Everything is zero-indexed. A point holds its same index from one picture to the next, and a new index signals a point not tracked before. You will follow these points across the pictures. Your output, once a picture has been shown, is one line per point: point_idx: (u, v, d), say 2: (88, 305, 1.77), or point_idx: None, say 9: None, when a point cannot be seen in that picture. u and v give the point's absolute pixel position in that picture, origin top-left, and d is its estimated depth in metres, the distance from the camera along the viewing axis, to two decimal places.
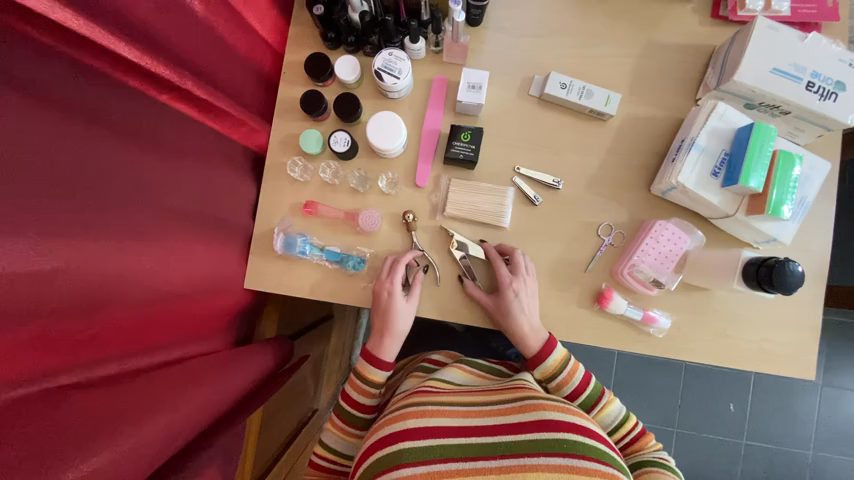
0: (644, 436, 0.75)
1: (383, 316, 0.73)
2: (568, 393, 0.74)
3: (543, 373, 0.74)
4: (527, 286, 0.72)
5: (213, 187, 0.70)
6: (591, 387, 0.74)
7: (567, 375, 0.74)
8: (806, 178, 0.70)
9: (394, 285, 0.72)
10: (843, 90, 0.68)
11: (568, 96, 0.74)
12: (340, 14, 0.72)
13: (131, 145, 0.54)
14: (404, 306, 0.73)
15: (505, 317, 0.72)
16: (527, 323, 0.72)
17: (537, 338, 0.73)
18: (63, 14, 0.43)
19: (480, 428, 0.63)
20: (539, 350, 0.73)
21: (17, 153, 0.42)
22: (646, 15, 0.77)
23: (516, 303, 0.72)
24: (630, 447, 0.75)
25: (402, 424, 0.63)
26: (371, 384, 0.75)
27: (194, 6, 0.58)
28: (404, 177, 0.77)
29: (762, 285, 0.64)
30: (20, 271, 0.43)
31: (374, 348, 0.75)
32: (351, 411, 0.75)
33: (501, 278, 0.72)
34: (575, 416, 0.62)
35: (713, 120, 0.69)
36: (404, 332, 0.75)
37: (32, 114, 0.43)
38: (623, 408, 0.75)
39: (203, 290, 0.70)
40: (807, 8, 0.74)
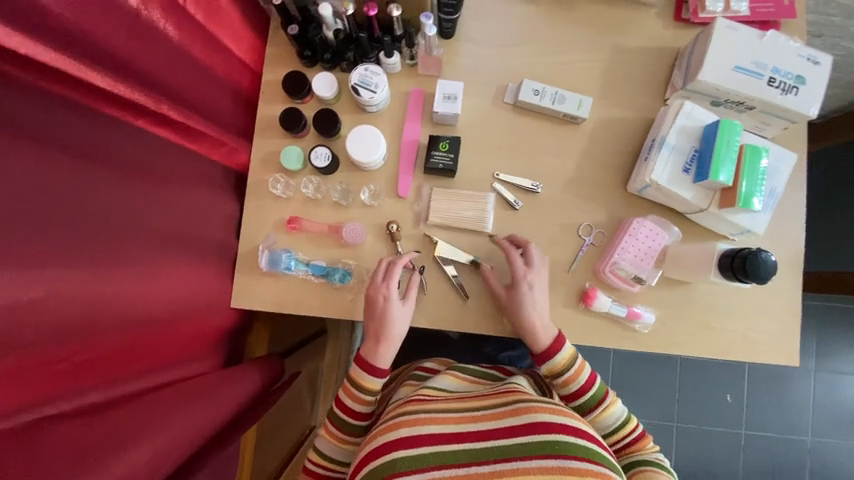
0: (643, 438, 0.75)
1: (379, 322, 0.73)
2: (573, 391, 0.74)
3: (551, 370, 0.74)
4: (541, 280, 0.73)
5: (194, 208, 0.70)
6: (595, 387, 0.74)
7: (574, 374, 0.73)
8: (774, 169, 0.72)
9: (390, 290, 0.72)
10: (803, 84, 0.71)
11: (541, 102, 0.76)
12: (315, 33, 0.73)
13: (108, 172, 0.55)
14: (400, 309, 0.73)
15: (517, 309, 0.72)
16: (538, 316, 0.72)
17: (547, 334, 0.73)
18: (32, 47, 0.44)
19: (473, 434, 0.63)
20: (550, 345, 0.73)
21: None
22: (612, 21, 0.79)
23: (530, 297, 0.72)
24: (631, 448, 0.74)
25: (395, 434, 0.63)
26: (367, 392, 0.74)
27: (168, 32, 0.59)
28: (386, 189, 0.78)
29: (736, 275, 0.66)
30: None
31: (369, 355, 0.74)
32: (345, 418, 0.74)
33: (516, 269, 0.72)
34: (568, 417, 0.62)
35: (680, 119, 0.71)
36: (401, 337, 0.74)
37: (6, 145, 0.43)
38: (625, 411, 0.75)
39: (188, 312, 0.70)
40: (764, 8, 0.77)
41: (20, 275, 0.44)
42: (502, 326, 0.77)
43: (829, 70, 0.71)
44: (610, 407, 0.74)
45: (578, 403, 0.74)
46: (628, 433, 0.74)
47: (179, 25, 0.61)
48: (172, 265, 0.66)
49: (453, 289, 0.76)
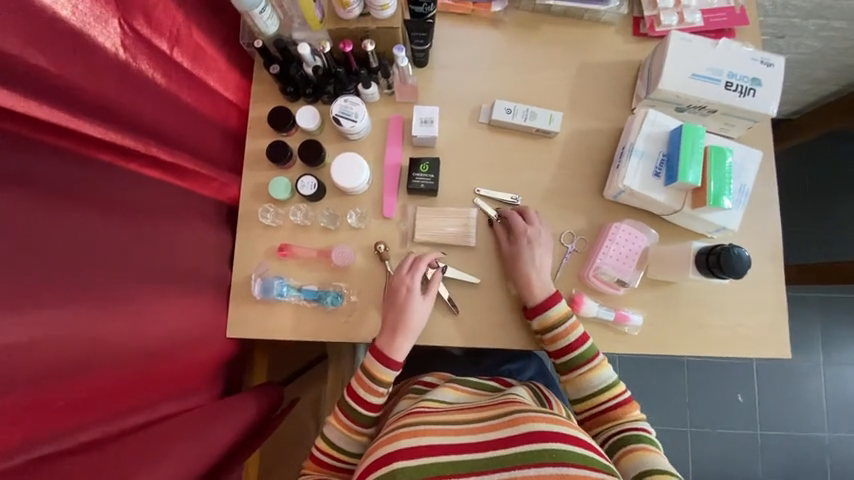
0: (628, 404, 0.74)
1: (399, 312, 0.73)
2: (561, 347, 0.74)
3: (543, 324, 0.74)
4: (542, 238, 0.76)
5: (187, 243, 0.72)
6: (585, 345, 0.74)
7: (565, 329, 0.74)
8: (741, 167, 0.75)
9: (413, 282, 0.74)
10: (759, 85, 0.74)
11: (514, 119, 0.80)
12: (296, 70, 0.77)
13: (103, 213, 0.57)
14: (421, 303, 0.74)
15: (518, 263, 0.75)
16: (536, 273, 0.75)
17: (545, 290, 0.74)
18: (29, 105, 0.47)
19: (472, 445, 0.63)
20: (545, 299, 0.74)
21: None
22: (576, 41, 0.85)
23: (529, 250, 0.75)
24: (616, 410, 0.74)
25: (395, 445, 0.63)
26: (381, 383, 0.74)
27: (157, 79, 0.63)
28: (372, 211, 0.81)
29: (713, 272, 0.69)
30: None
31: (385, 346, 0.73)
32: (358, 408, 0.74)
33: (516, 227, 0.76)
34: (565, 426, 0.62)
35: (646, 126, 0.75)
36: (419, 328, 0.74)
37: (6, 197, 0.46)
38: (612, 375, 0.75)
39: (184, 345, 0.71)
40: (717, 18, 0.82)
41: (14, 321, 0.46)
42: (495, 337, 0.78)
43: (783, 70, 0.75)
44: (597, 367, 0.74)
45: (566, 361, 0.75)
46: (613, 396, 0.74)
47: (168, 73, 0.65)
48: (165, 300, 0.67)
49: (443, 303, 0.78)
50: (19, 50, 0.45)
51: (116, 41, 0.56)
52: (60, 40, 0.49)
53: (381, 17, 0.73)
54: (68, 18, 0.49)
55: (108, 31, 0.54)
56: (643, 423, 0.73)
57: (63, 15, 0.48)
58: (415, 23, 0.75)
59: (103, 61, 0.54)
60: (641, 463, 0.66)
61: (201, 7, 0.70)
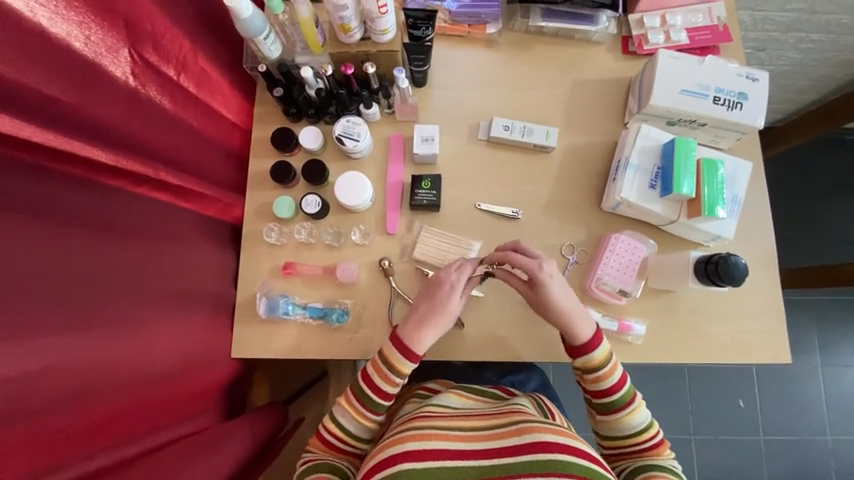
0: (662, 444, 0.74)
1: (433, 307, 0.72)
2: (603, 389, 0.73)
3: (587, 364, 0.73)
4: (554, 268, 0.72)
5: (192, 263, 0.73)
6: (625, 387, 0.74)
7: (607, 372, 0.73)
8: (733, 177, 0.77)
9: (458, 279, 0.72)
10: (746, 99, 0.77)
11: (511, 136, 0.82)
12: (299, 92, 0.79)
13: (112, 238, 0.58)
14: (455, 299, 0.72)
15: (545, 302, 0.72)
16: (570, 307, 0.72)
17: (588, 327, 0.73)
18: (45, 136, 0.48)
19: (478, 451, 0.63)
20: (588, 339, 0.72)
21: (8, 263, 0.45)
22: (568, 59, 0.88)
23: (552, 289, 0.71)
24: (651, 452, 0.74)
25: (400, 447, 0.63)
26: (398, 374, 0.72)
27: (165, 105, 0.65)
28: (376, 227, 0.82)
29: (713, 280, 0.71)
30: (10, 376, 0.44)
31: (410, 339, 0.71)
32: (371, 395, 0.73)
33: (529, 266, 0.71)
34: (569, 438, 0.62)
35: (640, 140, 0.77)
36: (447, 324, 0.72)
37: (22, 225, 0.46)
38: (649, 416, 0.75)
39: (189, 367, 0.71)
40: (701, 36, 0.86)
41: (21, 351, 0.45)
42: (501, 350, 0.79)
43: (768, 84, 0.78)
44: (635, 409, 0.74)
45: (607, 402, 0.74)
46: (648, 439, 0.74)
47: (174, 98, 0.67)
48: (169, 323, 0.67)
49: None
50: (36, 83, 0.46)
51: (126, 69, 0.57)
52: (73, 71, 0.50)
53: (381, 41, 0.76)
54: (81, 49, 0.50)
55: (119, 60, 0.56)
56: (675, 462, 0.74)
57: (76, 47, 0.49)
58: (414, 46, 0.78)
59: (114, 89, 0.56)
60: None
61: (207, 34, 0.72)
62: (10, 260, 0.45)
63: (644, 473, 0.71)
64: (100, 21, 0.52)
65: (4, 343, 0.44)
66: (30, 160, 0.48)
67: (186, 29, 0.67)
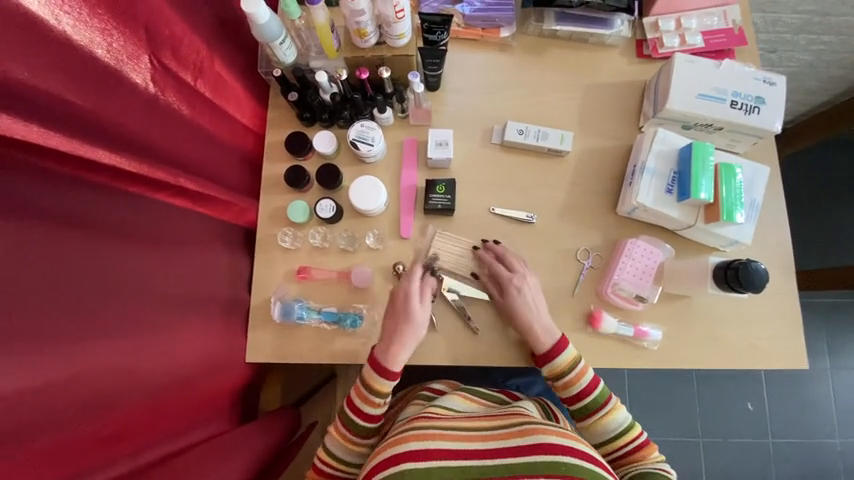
0: (647, 447, 0.74)
1: (397, 321, 0.73)
2: (573, 394, 0.74)
3: (553, 371, 0.74)
4: (527, 281, 0.76)
5: (208, 268, 0.73)
6: (598, 389, 0.74)
7: (576, 376, 0.74)
8: (751, 182, 0.77)
9: (412, 288, 0.74)
10: (763, 104, 0.77)
11: (526, 140, 0.82)
12: (313, 97, 0.79)
13: (133, 245, 0.58)
14: (421, 312, 0.73)
15: (513, 315, 0.75)
16: (536, 318, 0.74)
17: (549, 336, 0.74)
18: (71, 144, 0.49)
19: (481, 452, 0.62)
20: (551, 347, 0.74)
21: (38, 273, 0.45)
22: (582, 63, 0.87)
23: (519, 301, 0.75)
24: (636, 452, 0.74)
25: (404, 446, 0.63)
26: (377, 394, 0.73)
27: (182, 111, 0.65)
28: (390, 231, 0.82)
29: (732, 286, 0.70)
30: (38, 384, 0.45)
31: (384, 358, 0.72)
32: (355, 418, 0.73)
33: (502, 275, 0.76)
34: (574, 440, 0.62)
35: (656, 144, 0.77)
36: (418, 337, 0.73)
37: (49, 234, 0.47)
38: (629, 415, 0.75)
39: (205, 372, 0.71)
40: (717, 39, 0.85)
41: (46, 359, 0.45)
42: (515, 354, 0.79)
43: (785, 88, 0.78)
44: (614, 409, 0.75)
45: (581, 406, 0.75)
46: (631, 438, 0.74)
47: (192, 104, 0.67)
48: (186, 328, 0.67)
49: (463, 324, 0.79)
50: (62, 90, 0.46)
51: (147, 76, 0.57)
52: (96, 78, 0.50)
53: (396, 45, 0.76)
54: (103, 56, 0.50)
55: (139, 67, 0.56)
56: (664, 464, 0.73)
57: (99, 54, 0.49)
58: (429, 51, 0.77)
59: (135, 96, 0.56)
60: None
61: (223, 40, 0.72)
62: (39, 270, 0.45)
63: None
64: (122, 27, 0.52)
65: (32, 352, 0.44)
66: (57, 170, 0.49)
67: (203, 34, 0.67)
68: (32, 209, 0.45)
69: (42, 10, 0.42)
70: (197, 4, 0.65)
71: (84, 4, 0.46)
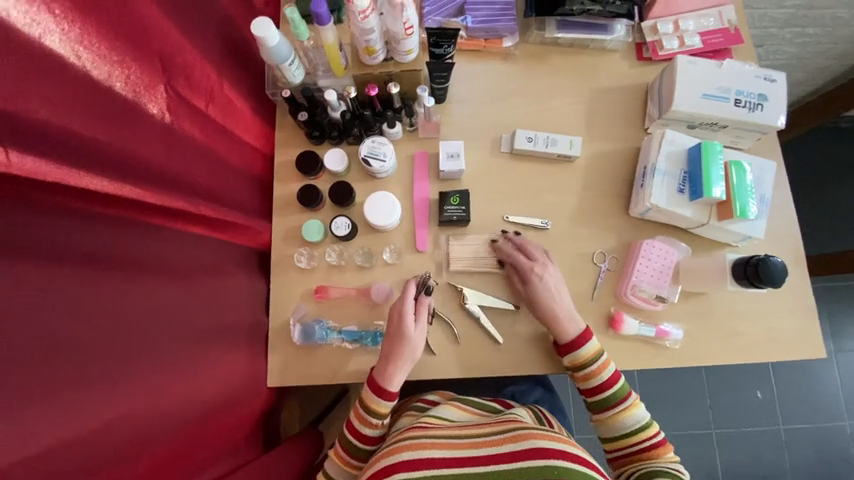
0: (662, 446, 0.73)
1: (392, 341, 0.72)
2: (593, 386, 0.74)
3: (575, 361, 0.74)
4: (549, 270, 0.76)
5: (227, 295, 0.72)
6: (619, 384, 0.74)
7: (598, 368, 0.74)
8: (760, 178, 0.78)
9: (404, 307, 0.73)
10: (766, 100, 0.79)
11: (535, 147, 0.83)
12: (323, 115, 0.79)
13: (159, 280, 0.57)
14: (414, 331, 0.72)
15: (537, 302, 0.75)
16: (561, 307, 0.75)
17: (574, 325, 0.74)
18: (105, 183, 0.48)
19: (473, 460, 0.61)
20: (576, 337, 0.74)
21: (70, 318, 0.44)
22: (585, 68, 0.88)
23: (544, 287, 0.75)
24: (650, 452, 0.73)
25: (396, 457, 0.62)
26: (375, 415, 0.72)
27: (197, 138, 0.64)
28: (405, 245, 0.81)
29: (751, 282, 0.70)
30: (75, 433, 0.44)
31: (381, 378, 0.72)
32: (354, 441, 0.72)
33: (522, 265, 0.76)
34: (566, 444, 0.61)
35: (665, 145, 0.78)
36: (414, 356, 0.72)
37: (83, 277, 0.46)
38: (646, 415, 0.75)
39: (228, 401, 0.70)
40: (714, 39, 0.87)
41: (81, 405, 0.45)
42: (536, 361, 0.79)
43: (786, 84, 0.79)
44: (631, 408, 0.74)
45: (599, 399, 0.75)
46: (646, 438, 0.74)
47: (206, 130, 0.66)
48: (210, 357, 0.66)
49: (485, 333, 0.79)
50: (85, 127, 0.45)
51: (163, 105, 0.57)
52: (116, 113, 0.49)
53: (404, 61, 0.76)
54: (122, 90, 0.50)
55: (156, 97, 0.55)
56: (678, 466, 0.72)
57: (117, 88, 0.49)
58: (437, 64, 0.77)
59: (153, 127, 0.55)
60: None
61: (231, 64, 0.72)
62: (71, 316, 0.44)
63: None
64: (137, 60, 0.52)
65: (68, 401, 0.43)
66: (94, 211, 0.48)
67: (212, 60, 0.67)
68: (69, 253, 0.44)
69: (62, 47, 0.42)
70: (207, 32, 0.65)
71: (103, 39, 0.46)
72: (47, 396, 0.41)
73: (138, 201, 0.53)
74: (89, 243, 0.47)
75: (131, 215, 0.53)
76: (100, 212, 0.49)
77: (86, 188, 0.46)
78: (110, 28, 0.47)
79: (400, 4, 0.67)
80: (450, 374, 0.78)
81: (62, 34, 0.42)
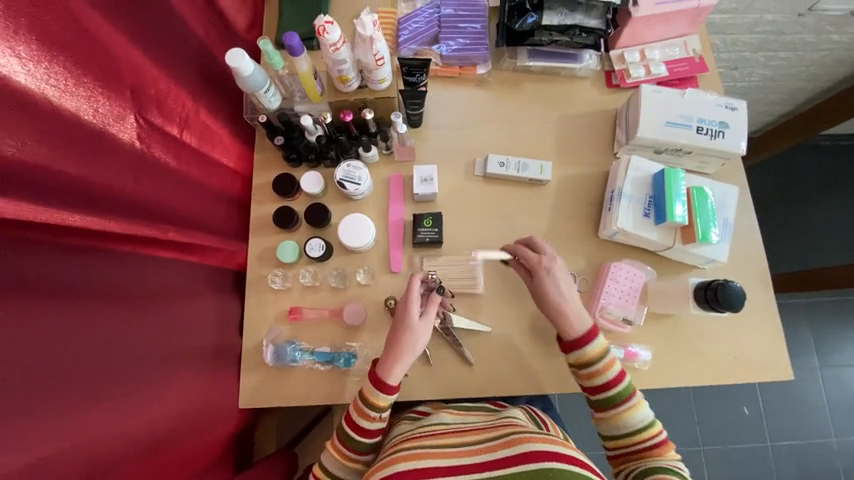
0: (665, 445, 0.70)
1: (398, 331, 0.70)
2: (599, 384, 0.72)
3: (580, 358, 0.72)
4: (556, 262, 0.75)
5: (198, 317, 0.73)
6: (624, 382, 0.71)
7: (603, 366, 0.71)
8: (723, 202, 0.81)
9: (412, 300, 0.70)
10: (727, 128, 0.82)
11: (507, 172, 0.85)
12: (299, 139, 0.80)
13: (127, 305, 0.58)
14: (421, 322, 0.70)
15: (546, 298, 0.74)
16: (569, 303, 0.73)
17: (580, 323, 0.73)
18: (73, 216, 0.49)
19: (468, 467, 0.59)
20: (582, 333, 0.72)
21: (32, 348, 0.45)
22: (556, 94, 0.91)
23: (551, 282, 0.74)
24: (653, 452, 0.70)
25: (390, 468, 0.61)
26: (373, 408, 0.69)
27: (169, 164, 0.66)
28: (379, 266, 0.83)
29: (712, 306, 0.73)
30: (33, 464, 0.44)
31: (381, 370, 0.69)
32: (352, 433, 0.70)
33: (529, 260, 0.75)
34: (562, 446, 0.59)
35: (631, 171, 0.80)
36: (417, 347, 0.70)
37: (44, 307, 0.46)
38: (651, 413, 0.71)
39: (199, 424, 0.70)
40: (679, 67, 0.91)
41: (39, 435, 0.45)
42: (509, 383, 0.80)
43: (747, 112, 0.82)
44: (635, 407, 0.71)
45: (603, 398, 0.72)
46: (650, 438, 0.70)
47: (178, 155, 0.68)
48: (179, 381, 0.67)
49: (457, 354, 0.80)
50: (52, 160, 0.47)
51: (133, 134, 0.58)
52: (83, 144, 0.51)
53: (377, 88, 0.79)
54: (90, 120, 0.51)
55: (125, 126, 0.57)
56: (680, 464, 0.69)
57: (85, 119, 0.51)
58: (409, 92, 0.79)
59: (123, 155, 0.57)
60: None
61: (207, 92, 0.74)
62: (33, 346, 0.45)
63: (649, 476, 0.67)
64: (106, 92, 0.53)
65: (25, 432, 0.43)
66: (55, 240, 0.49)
67: (187, 89, 0.69)
68: (30, 283, 0.45)
69: (29, 83, 0.44)
70: (181, 63, 0.67)
71: (69, 75, 0.48)
72: (5, 429, 0.42)
73: (103, 231, 0.54)
74: (55, 273, 0.48)
75: (96, 243, 0.54)
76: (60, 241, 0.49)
77: (51, 222, 0.47)
78: (77, 63, 0.49)
79: (370, 38, 0.71)
80: (422, 395, 0.79)
81: (28, 72, 0.43)
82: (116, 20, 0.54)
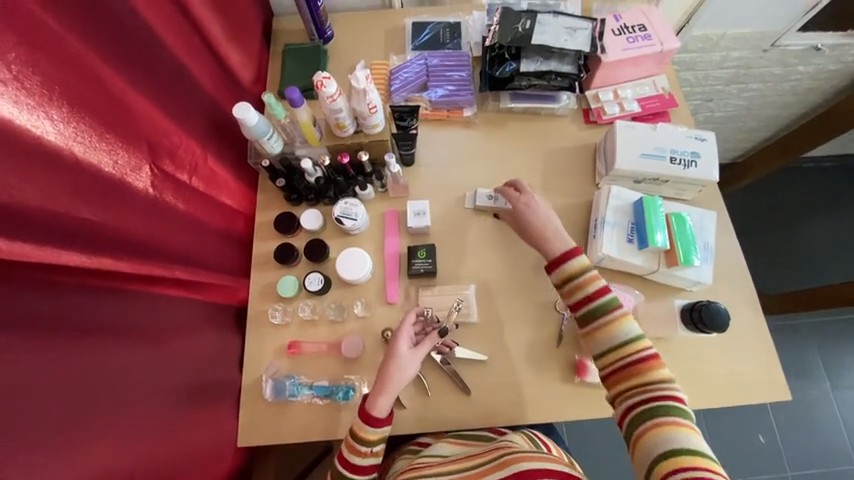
0: (656, 360, 0.67)
1: (385, 368, 0.71)
2: (580, 297, 0.73)
3: (563, 275, 0.75)
4: (537, 198, 0.82)
5: (199, 353, 0.74)
6: (607, 295, 0.72)
7: (585, 279, 0.73)
8: (702, 227, 0.85)
9: (402, 336, 0.73)
10: (699, 158, 0.87)
11: (495, 204, 0.90)
12: (300, 181, 0.86)
13: (132, 342, 0.60)
14: (408, 356, 0.72)
15: (527, 223, 0.80)
16: (553, 231, 0.79)
17: (563, 244, 0.77)
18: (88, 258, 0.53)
19: None
20: (565, 251, 0.76)
21: (43, 386, 0.47)
22: (538, 132, 0.98)
23: (535, 209, 0.81)
24: (639, 368, 0.67)
25: None
26: (363, 443, 0.70)
27: (179, 207, 0.71)
28: (376, 298, 0.85)
29: (698, 326, 0.77)
30: None
31: (367, 403, 0.70)
32: (346, 472, 0.71)
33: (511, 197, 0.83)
34: (552, 464, 0.59)
35: (612, 200, 0.85)
36: (399, 382, 0.71)
37: (56, 345, 0.49)
38: (637, 329, 0.70)
39: (197, 463, 0.70)
40: (651, 104, 0.98)
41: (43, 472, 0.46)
42: (507, 411, 0.80)
43: (715, 142, 0.88)
44: (621, 319, 0.70)
45: (586, 311, 0.72)
46: (635, 351, 0.68)
47: (188, 200, 0.73)
48: (180, 418, 0.67)
49: (455, 384, 0.81)
50: (73, 206, 0.51)
51: (147, 183, 0.63)
52: (102, 194, 0.56)
53: (371, 132, 0.85)
54: (109, 172, 0.57)
55: (141, 176, 0.62)
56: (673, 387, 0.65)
57: (105, 170, 0.56)
58: (401, 135, 0.87)
59: (138, 202, 0.62)
60: (670, 442, 0.60)
61: (215, 140, 0.81)
62: (44, 384, 0.47)
63: (651, 417, 0.63)
64: (125, 146, 0.59)
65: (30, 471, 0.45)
66: (71, 282, 0.52)
67: (197, 139, 0.75)
68: (47, 324, 0.48)
69: (58, 140, 0.49)
70: (193, 116, 0.74)
71: (94, 132, 0.54)
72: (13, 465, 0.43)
73: (116, 272, 0.58)
74: (68, 314, 0.51)
75: (108, 282, 0.58)
76: (74, 281, 0.53)
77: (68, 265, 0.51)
78: (102, 123, 0.55)
79: (363, 90, 0.78)
80: (420, 427, 0.79)
81: (58, 131, 0.49)
82: (137, 82, 0.61)
